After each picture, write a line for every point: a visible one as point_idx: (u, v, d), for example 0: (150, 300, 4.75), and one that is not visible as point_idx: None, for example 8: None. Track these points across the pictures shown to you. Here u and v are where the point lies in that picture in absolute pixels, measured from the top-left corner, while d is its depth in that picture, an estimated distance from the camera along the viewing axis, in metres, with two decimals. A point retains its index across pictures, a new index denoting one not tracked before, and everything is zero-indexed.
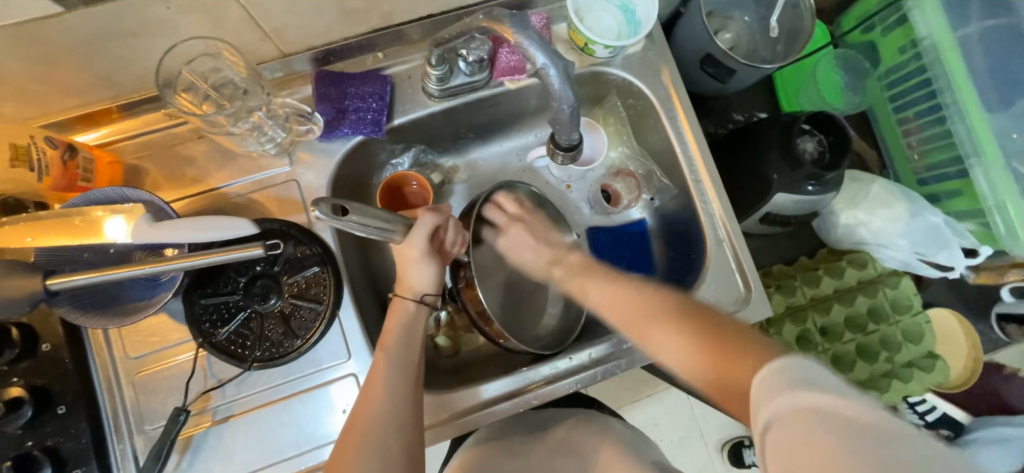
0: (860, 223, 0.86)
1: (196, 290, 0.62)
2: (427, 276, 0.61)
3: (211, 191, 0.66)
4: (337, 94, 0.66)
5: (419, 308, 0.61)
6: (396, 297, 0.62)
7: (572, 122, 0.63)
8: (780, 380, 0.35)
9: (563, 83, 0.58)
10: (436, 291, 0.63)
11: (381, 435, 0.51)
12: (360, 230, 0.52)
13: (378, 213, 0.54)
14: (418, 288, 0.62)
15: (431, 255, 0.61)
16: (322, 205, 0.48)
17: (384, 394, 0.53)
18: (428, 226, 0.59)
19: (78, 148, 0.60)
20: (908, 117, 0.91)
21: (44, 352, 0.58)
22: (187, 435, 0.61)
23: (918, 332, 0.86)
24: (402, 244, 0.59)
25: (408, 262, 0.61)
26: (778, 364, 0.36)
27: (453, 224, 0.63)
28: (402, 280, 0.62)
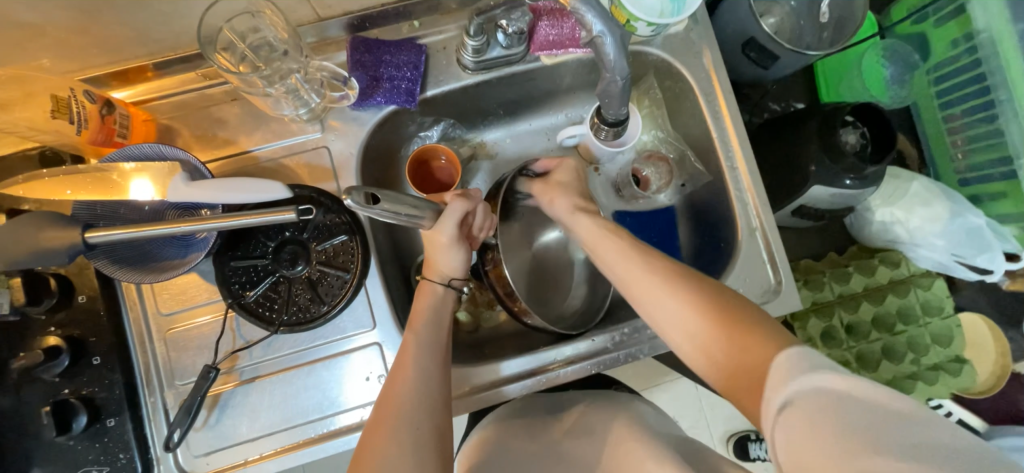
0: (897, 221, 0.83)
1: (227, 252, 0.63)
2: (456, 261, 0.61)
3: (243, 154, 0.66)
4: (373, 61, 0.65)
5: (447, 292, 0.62)
6: (424, 279, 0.62)
7: (623, 95, 0.61)
8: (799, 364, 0.39)
9: (618, 52, 0.56)
10: (463, 275, 0.63)
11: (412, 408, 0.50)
12: (393, 218, 0.52)
13: (409, 200, 0.53)
14: (446, 272, 0.62)
15: (459, 240, 0.60)
16: (356, 194, 0.47)
17: (413, 371, 0.53)
18: (458, 212, 0.59)
19: (115, 105, 0.60)
20: (955, 115, 0.87)
21: (80, 303, 0.60)
22: (215, 393, 0.62)
23: (948, 335, 0.83)
24: (432, 230, 0.59)
25: (436, 247, 0.60)
26: (795, 351, 0.41)
27: (481, 209, 0.62)
28: (429, 262, 0.62)
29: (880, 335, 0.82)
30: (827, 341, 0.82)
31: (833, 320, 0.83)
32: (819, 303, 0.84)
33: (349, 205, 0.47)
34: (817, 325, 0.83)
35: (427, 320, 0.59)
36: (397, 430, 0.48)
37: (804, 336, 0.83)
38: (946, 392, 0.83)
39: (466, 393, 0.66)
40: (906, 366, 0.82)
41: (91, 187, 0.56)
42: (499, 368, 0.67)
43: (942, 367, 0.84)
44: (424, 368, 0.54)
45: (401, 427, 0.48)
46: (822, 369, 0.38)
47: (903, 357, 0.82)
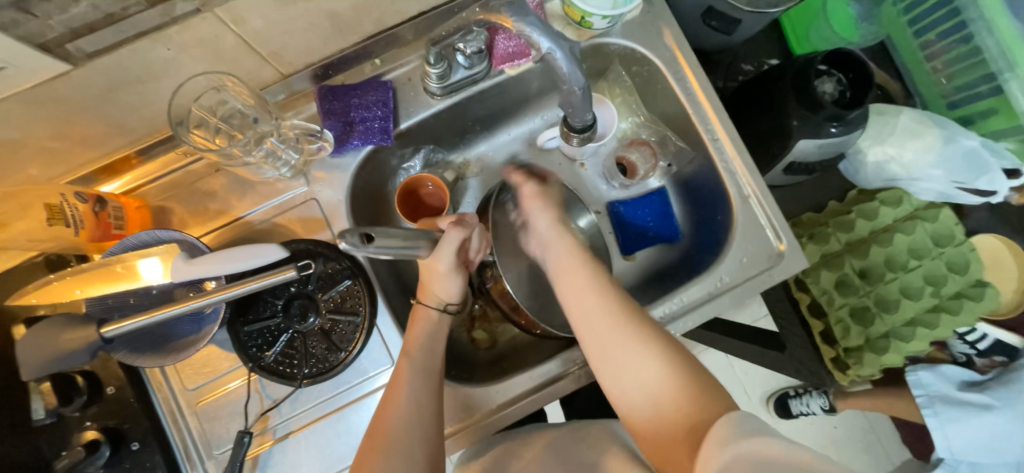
0: (889, 159, 0.83)
1: (239, 318, 0.64)
2: (453, 288, 0.63)
3: (236, 220, 0.67)
4: (342, 107, 0.66)
5: (442, 316, 0.63)
6: (418, 303, 0.63)
7: (584, 102, 0.62)
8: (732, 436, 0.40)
9: (569, 64, 0.55)
10: (459, 300, 0.65)
11: None
12: (384, 254, 0.52)
13: (400, 233, 0.54)
14: (441, 296, 0.63)
15: (456, 268, 0.62)
16: (349, 235, 0.48)
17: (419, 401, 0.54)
18: (456, 240, 0.60)
19: (106, 199, 0.61)
20: (931, 40, 0.86)
21: (110, 394, 0.61)
22: (254, 455, 0.64)
23: (964, 262, 0.83)
24: (429, 258, 0.60)
25: (434, 275, 0.62)
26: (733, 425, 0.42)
27: (477, 234, 0.64)
28: (425, 289, 0.63)
29: (896, 275, 0.82)
30: (842, 291, 0.83)
31: (845, 268, 0.83)
32: (828, 255, 0.85)
33: (342, 247, 0.48)
34: (829, 277, 0.84)
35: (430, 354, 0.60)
36: None
37: (818, 290, 0.85)
38: (973, 318, 0.82)
39: (496, 410, 0.67)
40: (927, 301, 0.81)
41: (100, 283, 0.56)
42: (521, 380, 0.68)
43: (965, 294, 0.83)
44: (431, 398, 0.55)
45: None
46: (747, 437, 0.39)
47: (922, 293, 0.81)
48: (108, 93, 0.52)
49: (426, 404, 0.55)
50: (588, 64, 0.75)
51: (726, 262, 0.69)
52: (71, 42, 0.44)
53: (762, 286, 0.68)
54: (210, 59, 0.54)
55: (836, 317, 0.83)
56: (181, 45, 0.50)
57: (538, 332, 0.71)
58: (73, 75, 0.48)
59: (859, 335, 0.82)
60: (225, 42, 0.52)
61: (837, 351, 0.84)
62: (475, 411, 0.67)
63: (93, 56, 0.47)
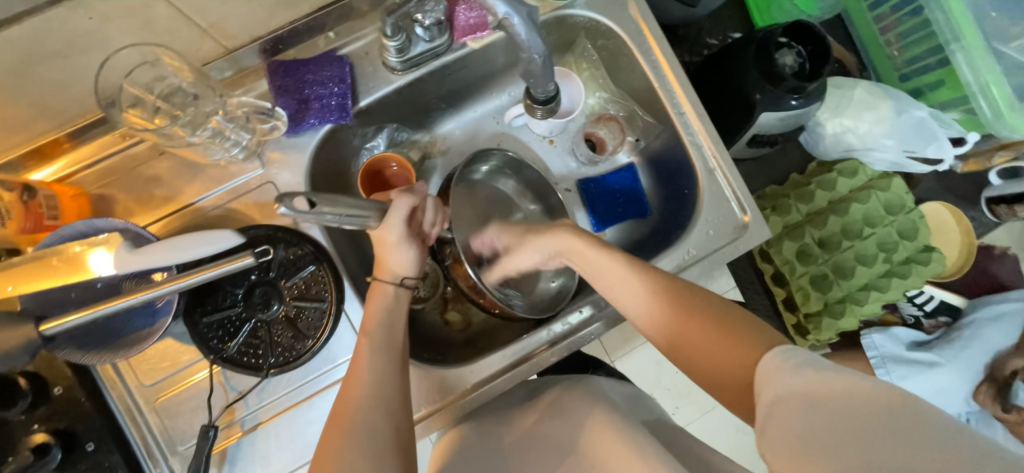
0: (847, 130, 0.85)
1: (197, 309, 0.62)
2: (407, 259, 0.61)
3: (186, 207, 0.63)
4: (295, 83, 0.63)
5: (399, 291, 0.61)
6: (375, 280, 0.61)
7: (545, 73, 0.61)
8: (781, 368, 0.41)
9: (529, 30, 0.54)
10: (416, 273, 0.63)
11: (387, 421, 0.51)
12: (335, 221, 0.51)
13: (349, 200, 0.52)
14: (397, 270, 0.61)
15: (409, 238, 0.60)
16: (287, 199, 0.46)
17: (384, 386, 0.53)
18: (405, 208, 0.58)
19: (36, 187, 0.56)
20: (885, 13, 0.89)
21: (58, 395, 0.58)
22: (221, 449, 0.62)
23: (913, 229, 0.87)
24: (380, 228, 0.58)
25: (386, 246, 0.60)
26: (776, 355, 0.43)
27: (429, 203, 0.62)
28: (379, 264, 0.62)
29: (851, 243, 0.85)
30: (803, 260, 0.85)
31: (806, 238, 0.85)
32: (790, 225, 0.87)
33: (282, 212, 0.46)
34: (791, 247, 0.86)
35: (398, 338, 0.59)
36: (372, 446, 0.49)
37: (780, 260, 0.87)
38: (921, 281, 0.87)
39: (470, 390, 0.67)
40: (880, 266, 0.86)
41: (46, 278, 0.52)
42: (494, 359, 0.68)
43: (914, 259, 0.88)
44: (395, 383, 0.54)
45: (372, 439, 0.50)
46: (799, 370, 0.40)
47: (876, 259, 0.85)
48: (25, 69, 0.47)
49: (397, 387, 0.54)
50: (553, 37, 0.74)
51: (693, 235, 0.71)
52: None
53: (727, 257, 0.70)
54: (141, 30, 0.50)
55: (797, 285, 0.86)
56: (105, 14, 0.45)
57: (497, 311, 0.71)
58: None
59: (819, 301, 0.85)
60: (156, 11, 0.48)
61: (798, 318, 0.87)
62: (449, 392, 0.67)
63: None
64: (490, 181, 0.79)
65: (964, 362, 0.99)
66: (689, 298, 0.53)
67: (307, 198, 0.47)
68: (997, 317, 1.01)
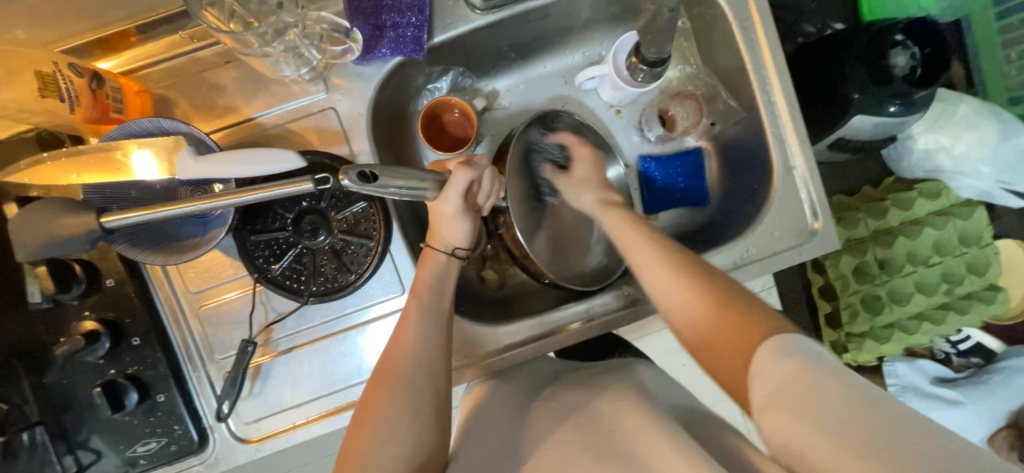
0: (940, 148, 0.79)
1: (246, 227, 0.61)
2: (461, 231, 0.59)
3: (246, 121, 0.62)
4: (374, 8, 0.60)
5: (450, 261, 0.60)
6: (427, 247, 0.60)
7: None
8: (784, 352, 0.37)
9: None
10: (468, 245, 0.61)
11: (414, 376, 0.51)
12: (394, 195, 0.50)
13: (409, 171, 0.51)
14: (450, 241, 0.60)
15: (465, 211, 0.58)
16: (351, 173, 0.47)
17: (417, 340, 0.53)
18: (462, 182, 0.56)
19: (105, 77, 0.55)
20: (1013, 25, 0.79)
21: (109, 287, 0.59)
22: (256, 364, 0.64)
23: (984, 264, 0.82)
24: (437, 201, 0.57)
25: (441, 217, 0.58)
26: (783, 339, 0.39)
27: (487, 175, 0.59)
28: (433, 232, 0.60)
29: (914, 269, 0.80)
30: (858, 278, 0.81)
31: (866, 256, 0.81)
32: (852, 240, 0.82)
33: (348, 186, 0.47)
34: (849, 262, 0.82)
35: (433, 287, 0.58)
36: (398, 396, 0.49)
37: (834, 274, 0.83)
38: (978, 320, 0.82)
39: (500, 350, 0.67)
40: (938, 297, 0.81)
41: (96, 171, 0.52)
42: (527, 324, 0.68)
43: (976, 295, 0.83)
44: (427, 338, 0.54)
45: (400, 390, 0.50)
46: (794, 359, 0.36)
47: (936, 289, 0.81)
48: None
49: (433, 333, 0.54)
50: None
51: (755, 234, 0.67)
52: None
53: (787, 262, 0.67)
54: None
55: (846, 302, 0.82)
56: None
57: (546, 281, 0.68)
58: None
59: (866, 322, 0.81)
60: None
61: (838, 335, 0.84)
62: (477, 349, 0.67)
63: None
64: None
65: (991, 406, 0.95)
66: (752, 320, 0.43)
67: (368, 171, 0.47)
68: None
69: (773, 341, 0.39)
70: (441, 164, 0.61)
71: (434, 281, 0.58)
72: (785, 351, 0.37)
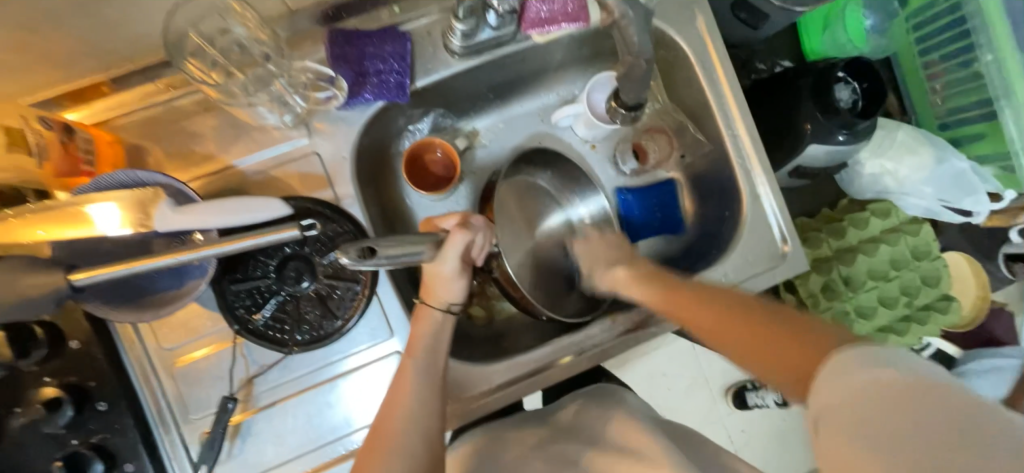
0: (886, 172, 0.86)
1: (226, 276, 0.59)
2: (456, 290, 0.59)
3: (226, 168, 0.61)
4: (356, 55, 0.61)
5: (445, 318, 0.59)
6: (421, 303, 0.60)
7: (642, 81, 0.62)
8: (858, 360, 0.35)
9: (642, 27, 0.54)
10: (463, 301, 0.61)
11: (408, 441, 0.51)
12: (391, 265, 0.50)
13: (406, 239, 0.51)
14: (445, 298, 0.59)
15: (461, 271, 0.58)
16: (349, 250, 0.46)
17: (413, 402, 0.53)
18: (460, 244, 0.56)
19: (76, 129, 0.54)
20: (934, 61, 0.89)
21: (74, 350, 0.55)
22: (237, 422, 0.60)
23: (935, 276, 0.88)
24: (434, 262, 0.56)
25: (438, 278, 0.58)
26: (852, 349, 0.36)
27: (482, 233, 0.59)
28: (427, 289, 0.60)
29: (876, 284, 0.86)
30: (829, 295, 0.85)
31: (833, 274, 0.86)
32: (818, 259, 0.87)
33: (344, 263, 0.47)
34: (817, 281, 0.86)
35: (428, 342, 0.57)
36: (390, 459, 0.50)
37: (805, 292, 0.86)
38: (938, 330, 0.88)
39: (492, 389, 0.66)
40: (901, 310, 0.87)
41: (59, 224, 0.49)
42: (517, 360, 0.67)
43: (933, 306, 0.89)
44: (420, 399, 0.54)
45: (394, 455, 0.50)
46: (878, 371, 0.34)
47: (897, 302, 0.86)
48: None
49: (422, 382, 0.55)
50: None
51: (731, 258, 0.70)
52: None
53: (763, 284, 0.70)
54: None
55: (820, 319, 0.85)
56: None
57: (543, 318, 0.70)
58: None
59: None
60: None
61: None
62: (471, 388, 0.65)
63: None
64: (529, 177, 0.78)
65: None
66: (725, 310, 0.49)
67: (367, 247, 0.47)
68: (998, 368, 1.01)
69: (840, 355, 0.36)
70: (431, 222, 0.61)
71: (430, 338, 0.58)
72: (861, 358, 0.35)
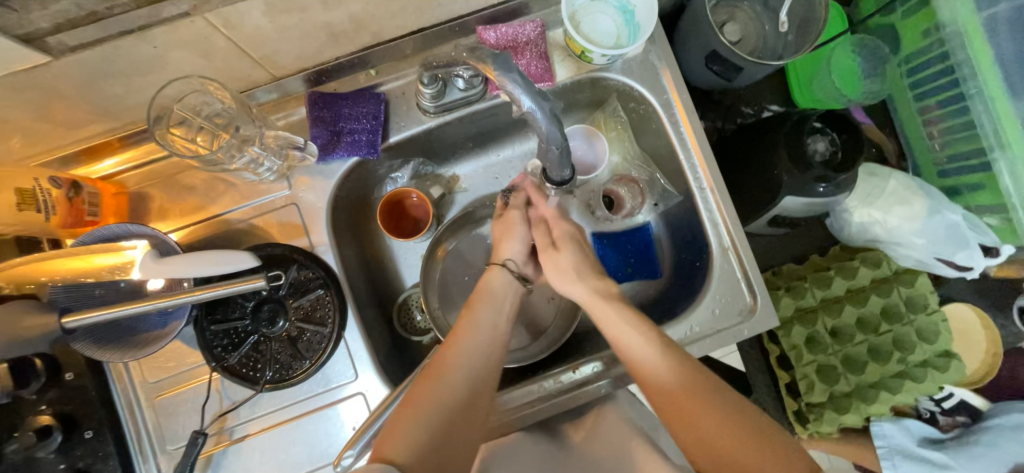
0: (874, 221, 0.83)
1: (205, 317, 0.64)
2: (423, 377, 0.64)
3: (214, 218, 0.67)
4: (331, 116, 0.66)
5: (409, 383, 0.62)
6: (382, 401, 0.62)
7: (563, 159, 0.48)
8: None
9: (554, 126, 0.43)
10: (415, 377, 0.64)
11: (455, 379, 0.55)
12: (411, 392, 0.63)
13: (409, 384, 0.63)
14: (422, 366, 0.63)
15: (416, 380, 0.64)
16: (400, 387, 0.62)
17: (466, 351, 0.58)
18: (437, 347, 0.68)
19: (82, 184, 0.61)
20: (930, 106, 0.87)
21: (68, 381, 0.61)
22: (207, 454, 0.64)
23: (934, 332, 0.84)
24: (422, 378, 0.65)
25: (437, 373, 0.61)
26: None
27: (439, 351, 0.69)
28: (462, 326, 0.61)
29: (865, 337, 0.83)
30: (813, 348, 0.83)
31: (818, 325, 0.83)
32: (803, 309, 0.84)
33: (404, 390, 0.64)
34: (801, 333, 0.83)
35: (490, 295, 0.64)
36: (442, 385, 0.54)
37: (787, 343, 0.84)
38: (935, 388, 0.83)
39: None
40: (892, 365, 0.83)
41: (94, 254, 0.55)
42: None
43: (930, 363, 0.85)
44: (473, 346, 0.58)
45: (442, 382, 0.54)
46: None
47: (889, 357, 0.83)
48: (91, 83, 0.52)
49: (478, 346, 0.59)
50: (585, 95, 0.75)
51: (699, 313, 0.70)
52: (52, 36, 0.44)
53: (728, 340, 0.68)
54: (200, 60, 0.54)
55: (803, 373, 0.83)
56: (167, 44, 0.50)
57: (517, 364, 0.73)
58: (53, 64, 0.47)
59: (824, 392, 0.82)
60: (215, 44, 0.52)
61: (799, 404, 0.86)
62: None
63: (75, 49, 0.46)
64: (475, 234, 0.82)
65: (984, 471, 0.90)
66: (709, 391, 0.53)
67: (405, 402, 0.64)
68: None
69: None
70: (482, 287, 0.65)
71: (495, 290, 0.65)
72: None
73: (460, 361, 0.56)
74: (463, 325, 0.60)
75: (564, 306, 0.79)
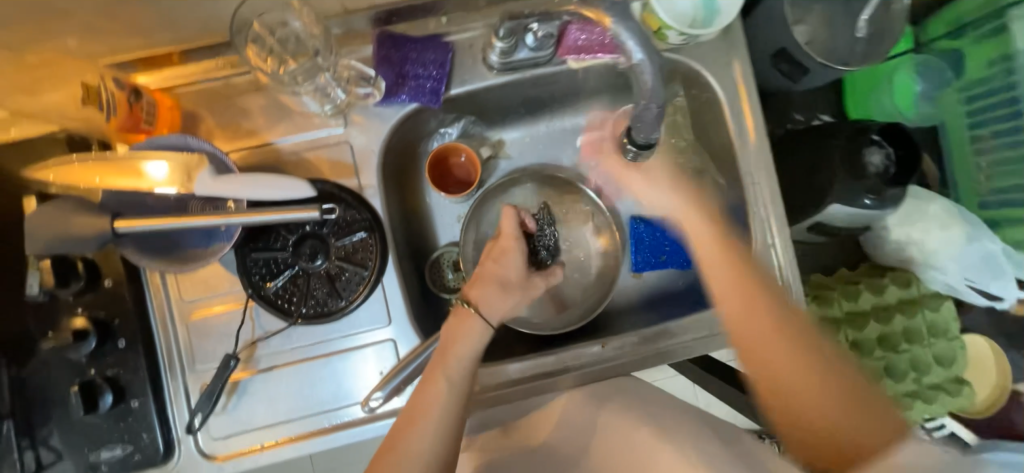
0: (911, 241, 0.83)
1: (248, 244, 0.64)
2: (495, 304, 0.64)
3: (265, 145, 0.66)
4: (398, 58, 0.65)
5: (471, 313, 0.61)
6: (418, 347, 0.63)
7: (653, 123, 0.55)
8: None
9: (656, 82, 0.49)
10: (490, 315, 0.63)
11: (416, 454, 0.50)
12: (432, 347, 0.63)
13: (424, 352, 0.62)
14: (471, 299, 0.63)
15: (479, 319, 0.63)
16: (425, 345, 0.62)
17: (433, 412, 0.53)
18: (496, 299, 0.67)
19: (143, 91, 0.59)
20: (984, 135, 0.86)
21: (106, 287, 0.61)
22: (235, 379, 0.64)
23: (951, 357, 0.85)
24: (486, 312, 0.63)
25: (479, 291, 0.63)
26: None
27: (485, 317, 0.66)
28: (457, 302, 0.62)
29: (884, 354, 0.84)
30: None
31: (840, 336, 0.84)
32: (827, 319, 0.85)
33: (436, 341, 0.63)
34: None
35: (459, 351, 0.57)
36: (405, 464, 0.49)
37: None
38: (943, 411, 0.85)
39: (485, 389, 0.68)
40: (905, 385, 0.85)
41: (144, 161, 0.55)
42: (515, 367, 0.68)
43: (943, 387, 0.86)
44: (442, 410, 0.53)
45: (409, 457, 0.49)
46: None
47: (904, 376, 0.84)
48: None
49: (443, 416, 0.53)
50: None
51: None
52: None
53: None
54: None
55: None
56: None
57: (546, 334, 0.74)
58: None
59: None
60: None
61: None
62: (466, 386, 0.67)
63: None
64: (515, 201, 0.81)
65: None
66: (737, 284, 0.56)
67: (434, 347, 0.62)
68: None
69: None
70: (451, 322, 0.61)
71: (461, 345, 0.58)
72: None
73: (424, 431, 0.51)
74: (420, 385, 0.55)
75: (599, 279, 0.79)
